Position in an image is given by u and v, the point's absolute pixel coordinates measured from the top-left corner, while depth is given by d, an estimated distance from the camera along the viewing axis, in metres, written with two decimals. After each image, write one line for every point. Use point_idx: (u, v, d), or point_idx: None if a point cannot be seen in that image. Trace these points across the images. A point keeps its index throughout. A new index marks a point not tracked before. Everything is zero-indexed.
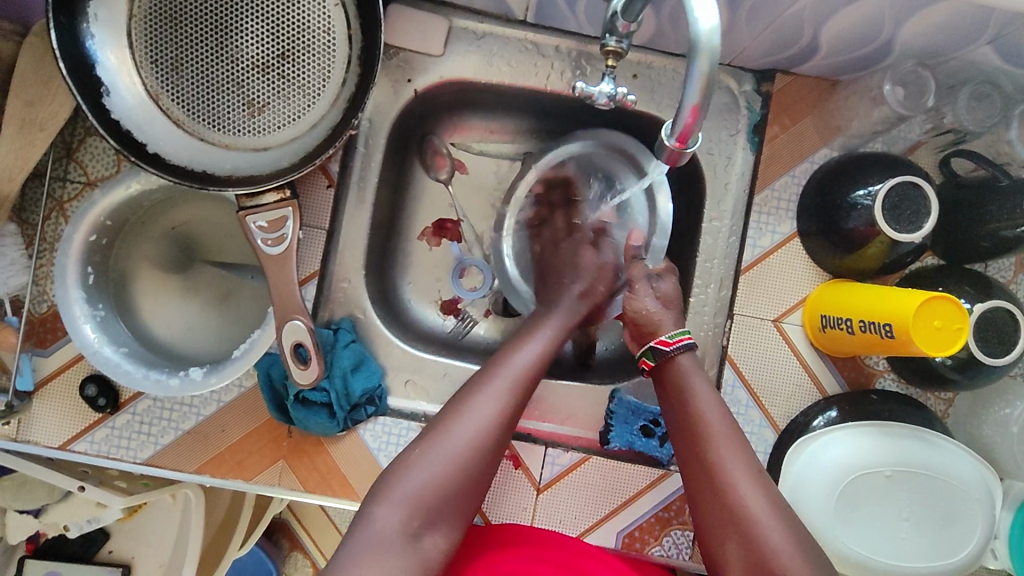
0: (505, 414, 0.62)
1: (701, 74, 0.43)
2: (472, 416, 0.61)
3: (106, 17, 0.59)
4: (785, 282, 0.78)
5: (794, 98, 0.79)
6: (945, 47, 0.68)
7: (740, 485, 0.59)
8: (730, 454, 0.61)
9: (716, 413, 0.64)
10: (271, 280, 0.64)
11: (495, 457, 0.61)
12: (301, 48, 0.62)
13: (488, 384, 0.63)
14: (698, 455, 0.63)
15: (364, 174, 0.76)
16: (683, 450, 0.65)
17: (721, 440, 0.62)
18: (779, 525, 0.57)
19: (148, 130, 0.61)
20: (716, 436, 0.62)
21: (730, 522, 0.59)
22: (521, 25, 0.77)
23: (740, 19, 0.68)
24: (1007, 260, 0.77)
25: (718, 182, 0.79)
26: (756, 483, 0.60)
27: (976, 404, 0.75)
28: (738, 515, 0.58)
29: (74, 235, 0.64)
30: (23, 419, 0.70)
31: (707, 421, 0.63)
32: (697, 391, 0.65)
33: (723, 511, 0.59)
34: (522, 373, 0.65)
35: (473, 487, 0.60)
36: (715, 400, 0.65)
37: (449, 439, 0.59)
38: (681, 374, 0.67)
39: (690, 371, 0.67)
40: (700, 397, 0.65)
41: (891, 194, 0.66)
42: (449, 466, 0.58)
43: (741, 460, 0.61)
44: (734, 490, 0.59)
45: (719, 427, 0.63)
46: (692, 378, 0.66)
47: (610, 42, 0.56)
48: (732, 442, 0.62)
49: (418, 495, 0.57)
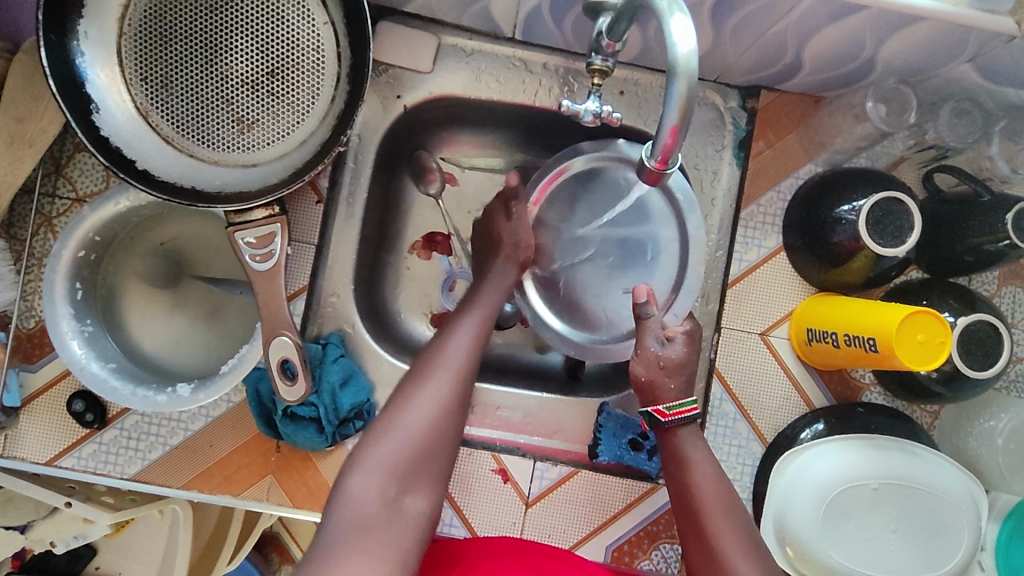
0: (461, 381, 0.64)
1: (680, 95, 0.44)
2: (433, 385, 0.62)
3: (96, 36, 0.59)
4: (771, 296, 0.79)
5: (779, 115, 0.80)
6: (926, 65, 0.69)
7: (735, 562, 0.60)
8: (727, 533, 0.62)
9: (713, 488, 0.65)
10: (260, 295, 0.65)
11: (461, 422, 0.63)
12: (290, 66, 0.63)
13: (436, 361, 0.65)
14: (697, 533, 0.63)
15: (353, 189, 0.77)
16: (684, 529, 0.65)
17: (716, 515, 0.63)
18: None
19: (138, 147, 0.62)
20: (712, 514, 0.63)
21: None
22: (509, 43, 0.78)
23: (725, 37, 0.69)
24: (990, 274, 0.78)
25: (705, 197, 0.81)
26: (752, 558, 0.60)
27: (962, 416, 0.76)
28: None
29: (62, 251, 0.64)
30: (11, 435, 0.70)
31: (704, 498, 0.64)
32: (694, 465, 0.66)
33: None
34: (472, 342, 0.67)
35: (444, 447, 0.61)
36: (714, 478, 0.65)
37: (416, 402, 0.61)
38: (682, 447, 0.68)
39: (689, 442, 0.68)
40: (698, 472, 0.66)
41: (874, 210, 0.67)
42: (421, 426, 0.60)
43: (738, 538, 0.61)
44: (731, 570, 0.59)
45: (717, 503, 0.64)
46: (690, 450, 0.67)
47: (595, 60, 0.57)
48: (728, 521, 0.62)
49: (399, 464, 0.57)
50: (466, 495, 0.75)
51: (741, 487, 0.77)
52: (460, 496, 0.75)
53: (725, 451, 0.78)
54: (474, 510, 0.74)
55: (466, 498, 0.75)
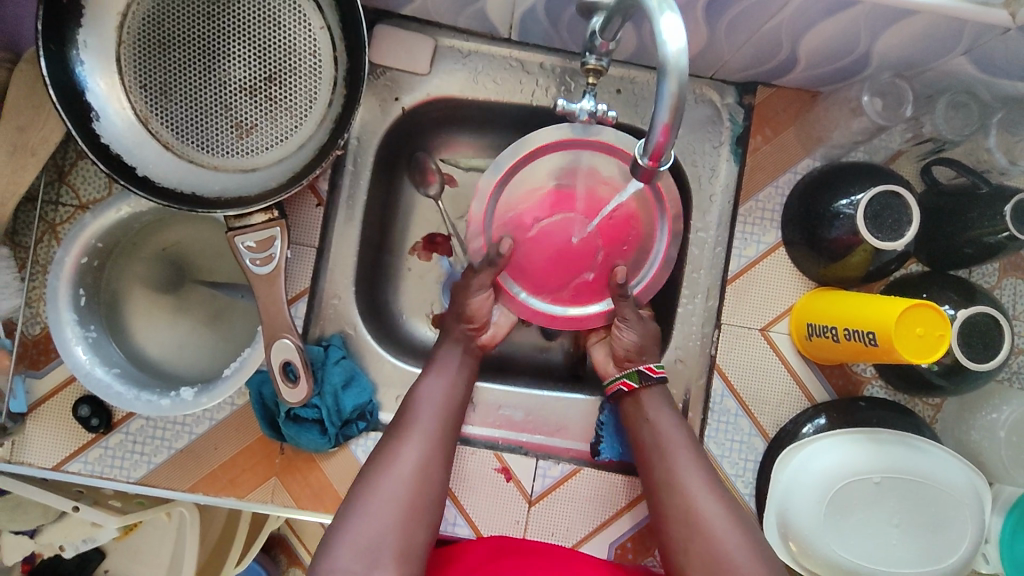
0: (431, 447, 0.66)
1: (671, 94, 0.44)
2: (407, 453, 0.65)
3: (95, 44, 0.60)
4: (771, 291, 0.79)
5: (776, 110, 0.80)
6: (922, 59, 0.69)
7: (701, 504, 0.64)
8: (702, 489, 0.65)
9: (678, 441, 0.68)
10: (260, 299, 0.66)
11: (434, 497, 0.64)
12: (287, 71, 0.64)
13: (409, 427, 0.67)
14: (669, 490, 0.66)
15: (352, 192, 0.77)
16: (653, 489, 0.68)
17: (683, 464, 0.67)
18: (738, 534, 0.62)
19: (138, 154, 0.63)
20: (685, 472, 0.66)
21: (695, 541, 0.63)
22: (505, 44, 0.78)
23: (719, 33, 0.69)
24: (990, 266, 0.78)
25: (703, 194, 0.80)
26: (717, 501, 0.65)
27: (964, 409, 0.76)
28: (697, 529, 0.63)
29: (65, 258, 0.65)
30: (17, 440, 0.71)
31: (675, 455, 0.67)
32: (660, 419, 0.70)
33: (697, 547, 0.63)
34: (442, 405, 0.69)
35: (417, 526, 0.62)
36: (682, 434, 0.69)
37: (391, 475, 0.63)
38: (651, 400, 0.71)
39: (653, 405, 0.71)
40: (668, 431, 0.69)
41: (872, 203, 0.67)
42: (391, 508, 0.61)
43: (712, 493, 0.65)
44: (707, 524, 0.63)
45: (682, 451, 0.68)
46: (656, 413, 0.70)
47: (590, 60, 0.58)
48: (702, 476, 0.66)
49: (366, 546, 0.58)
50: (470, 495, 0.75)
51: (743, 483, 0.78)
52: (463, 496, 0.75)
53: (727, 447, 0.78)
54: (477, 510, 0.75)
55: (468, 498, 0.75)
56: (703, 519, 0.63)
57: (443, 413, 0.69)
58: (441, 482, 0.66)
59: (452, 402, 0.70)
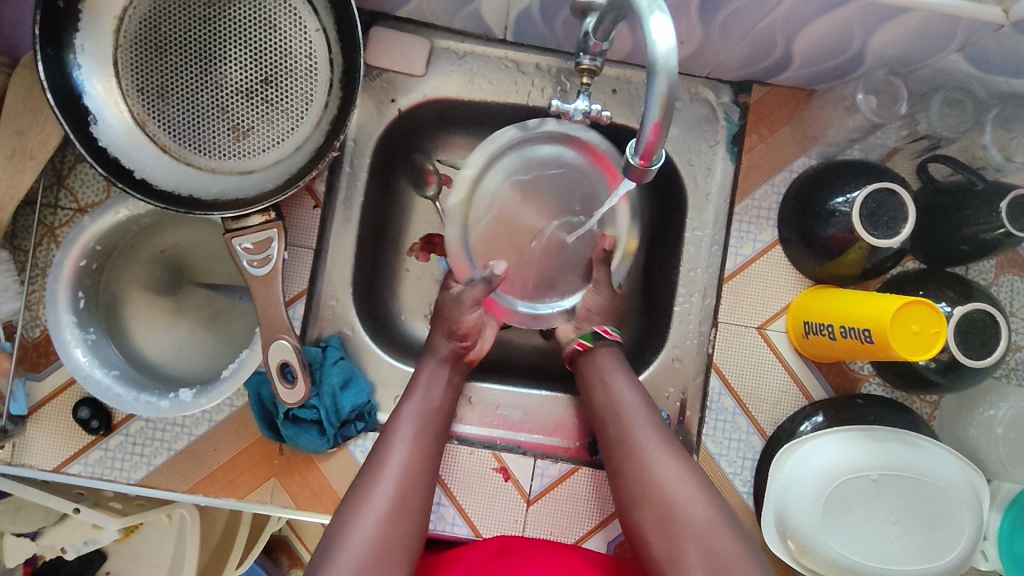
0: (416, 455, 0.66)
1: (660, 93, 0.44)
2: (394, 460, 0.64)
3: (93, 49, 0.61)
4: (768, 290, 0.79)
5: (771, 109, 0.80)
6: (916, 56, 0.69)
7: (652, 457, 0.65)
8: (657, 449, 0.65)
9: (634, 403, 0.69)
10: (258, 300, 0.66)
11: (421, 500, 0.64)
12: (283, 73, 0.64)
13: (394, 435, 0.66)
14: (625, 453, 0.67)
15: (350, 193, 0.78)
16: (613, 455, 0.68)
17: (637, 421, 0.68)
18: (688, 485, 0.63)
19: (136, 157, 0.63)
20: (641, 435, 0.67)
21: (646, 493, 0.64)
22: (501, 44, 0.79)
23: (714, 32, 0.69)
24: (987, 263, 0.78)
25: (699, 193, 0.80)
26: (670, 455, 0.65)
27: (962, 406, 0.76)
28: (648, 481, 0.64)
29: (64, 261, 0.66)
30: (18, 442, 0.71)
31: (631, 419, 0.68)
32: (613, 379, 0.71)
33: (652, 506, 0.63)
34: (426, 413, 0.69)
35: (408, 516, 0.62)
36: (636, 395, 0.70)
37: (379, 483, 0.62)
38: (603, 362, 0.73)
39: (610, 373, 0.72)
40: (621, 393, 0.70)
41: (867, 201, 0.67)
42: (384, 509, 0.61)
43: (667, 453, 0.65)
44: (659, 481, 0.63)
45: (634, 409, 0.69)
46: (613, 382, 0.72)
47: (584, 60, 0.58)
48: (654, 434, 0.67)
49: (365, 555, 0.58)
50: (468, 494, 0.75)
51: (742, 481, 0.78)
52: (462, 496, 0.75)
53: (725, 445, 0.78)
54: (476, 509, 0.75)
55: (467, 497, 0.75)
56: (653, 470, 0.64)
57: (429, 421, 0.69)
58: (429, 472, 0.66)
59: (435, 411, 0.70)
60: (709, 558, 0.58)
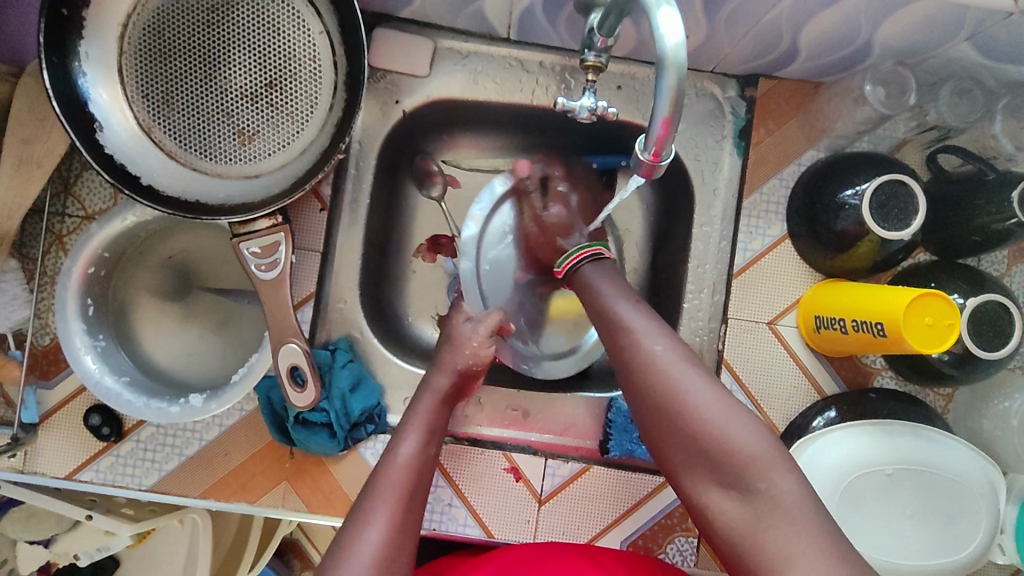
0: (429, 449, 0.64)
1: (669, 88, 0.44)
2: (405, 448, 0.62)
3: (98, 56, 0.61)
4: (778, 284, 0.79)
5: (778, 102, 0.80)
6: (925, 46, 0.68)
7: (645, 338, 0.60)
8: (670, 355, 0.59)
9: (620, 296, 0.65)
10: (266, 304, 0.66)
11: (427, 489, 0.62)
12: (287, 76, 0.64)
13: (406, 429, 0.64)
14: (629, 361, 0.60)
15: (356, 196, 0.78)
16: (614, 360, 0.63)
17: (625, 308, 0.64)
18: (687, 364, 0.58)
19: (142, 163, 0.63)
20: (650, 342, 0.60)
21: (645, 376, 0.59)
22: (504, 43, 0.78)
23: (720, 25, 0.68)
24: (1000, 254, 0.77)
25: (706, 187, 0.80)
26: (664, 335, 0.61)
27: (976, 398, 0.75)
28: (644, 364, 0.59)
29: (72, 268, 0.66)
30: (30, 451, 0.71)
31: (636, 327, 0.61)
32: (597, 281, 0.68)
33: (668, 417, 0.57)
34: (435, 410, 0.67)
35: (411, 528, 0.57)
36: (621, 289, 0.67)
37: (394, 470, 0.60)
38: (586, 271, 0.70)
39: (604, 287, 0.67)
40: (606, 291, 0.67)
41: (877, 193, 0.66)
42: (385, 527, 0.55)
43: (680, 358, 0.59)
44: (672, 386, 0.57)
45: (620, 299, 0.65)
46: (611, 293, 0.66)
47: (588, 57, 0.57)
48: (642, 315, 0.63)
49: (384, 543, 0.54)
50: (480, 496, 0.75)
51: None
52: (474, 497, 0.75)
53: None
54: (488, 510, 0.75)
55: (478, 499, 0.75)
56: (646, 351, 0.60)
57: (433, 438, 0.65)
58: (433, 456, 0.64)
59: (444, 410, 0.68)
60: (734, 469, 0.53)
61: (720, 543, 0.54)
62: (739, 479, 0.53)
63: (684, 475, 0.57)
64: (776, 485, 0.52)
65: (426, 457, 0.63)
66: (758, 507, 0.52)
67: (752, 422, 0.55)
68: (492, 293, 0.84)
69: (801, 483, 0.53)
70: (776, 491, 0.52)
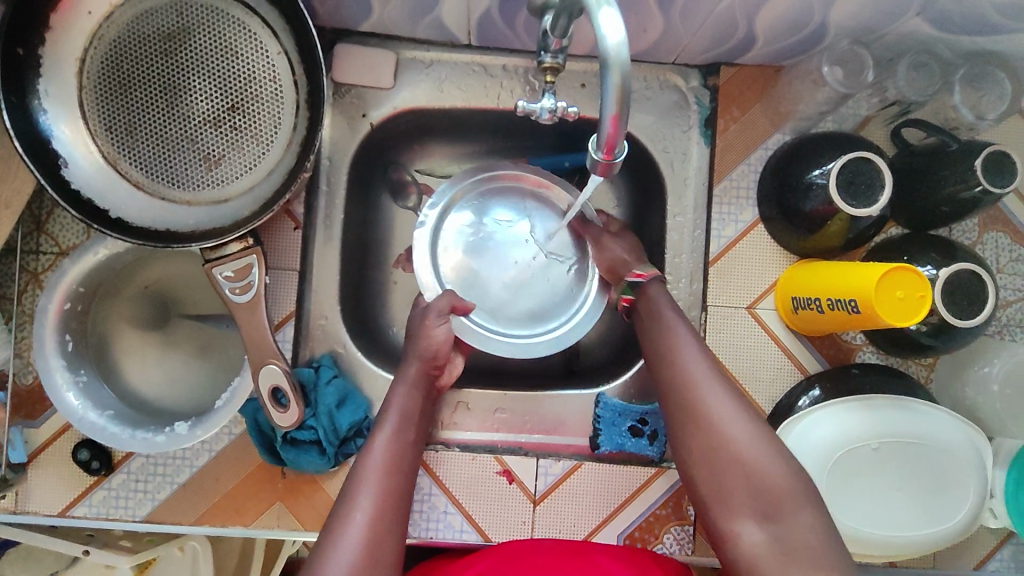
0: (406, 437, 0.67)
1: (615, 86, 0.44)
2: (381, 439, 0.65)
3: (57, 93, 0.61)
4: (754, 269, 0.79)
5: (741, 88, 0.80)
6: (878, 24, 0.69)
7: (698, 378, 0.66)
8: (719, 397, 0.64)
9: (685, 334, 0.69)
10: (243, 327, 0.66)
11: (410, 474, 0.65)
12: (249, 99, 0.64)
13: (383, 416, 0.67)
14: (681, 398, 0.66)
15: (330, 212, 0.78)
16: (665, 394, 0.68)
17: (684, 348, 0.68)
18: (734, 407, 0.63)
19: (109, 196, 0.63)
20: (702, 385, 0.65)
21: (692, 415, 0.64)
22: (466, 50, 0.79)
23: (675, 18, 0.69)
24: (970, 222, 0.78)
25: (677, 178, 0.81)
26: (716, 378, 0.66)
27: (956, 365, 0.76)
28: (695, 403, 0.64)
29: (48, 305, 0.66)
30: (21, 490, 0.71)
31: (691, 368, 0.67)
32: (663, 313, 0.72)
33: (710, 451, 0.62)
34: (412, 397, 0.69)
35: (398, 515, 0.61)
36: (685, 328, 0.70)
37: (373, 456, 0.63)
38: (653, 299, 0.73)
39: (669, 322, 0.70)
40: (669, 328, 0.70)
41: (843, 171, 0.67)
42: (365, 524, 0.58)
43: (732, 399, 0.64)
44: (716, 425, 0.63)
45: (683, 339, 0.69)
46: (675, 330, 0.70)
47: (546, 58, 0.58)
48: (700, 357, 0.67)
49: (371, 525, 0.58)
50: (473, 500, 0.75)
51: None
52: (468, 501, 0.75)
53: None
54: (483, 513, 0.75)
55: (473, 503, 0.75)
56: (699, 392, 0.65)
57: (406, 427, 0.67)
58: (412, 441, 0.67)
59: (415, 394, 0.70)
60: (768, 499, 0.58)
61: (740, 570, 0.57)
62: (768, 511, 0.57)
63: (714, 504, 0.61)
64: (800, 517, 0.56)
65: (403, 448, 0.66)
66: (784, 539, 0.56)
67: (791, 463, 0.60)
68: (452, 283, 0.80)
69: (819, 518, 0.57)
70: (801, 525, 0.56)
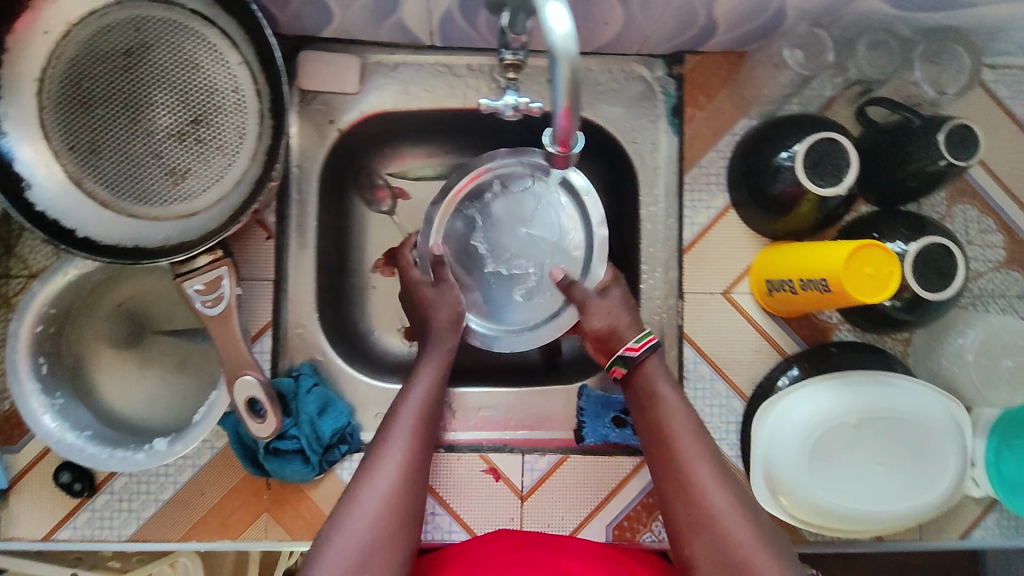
0: (429, 412, 0.68)
1: (564, 79, 0.45)
2: (405, 415, 0.66)
3: (17, 114, 0.60)
4: (728, 254, 0.80)
5: (706, 76, 0.81)
6: (835, 5, 0.69)
7: (702, 474, 0.61)
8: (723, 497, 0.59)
9: (683, 419, 0.65)
10: (218, 339, 0.66)
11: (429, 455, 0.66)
12: (212, 111, 0.64)
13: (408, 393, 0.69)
14: (686, 495, 0.60)
15: (302, 220, 0.78)
16: (665, 488, 0.62)
17: (685, 437, 0.64)
18: (740, 510, 0.58)
19: (75, 215, 0.63)
20: (707, 483, 0.60)
21: (698, 515, 0.59)
22: (431, 51, 0.79)
23: (635, 9, 0.69)
24: (938, 196, 0.79)
25: (648, 168, 0.81)
26: (717, 473, 0.61)
27: (932, 339, 0.77)
28: (700, 502, 0.59)
29: (19, 329, 0.66)
30: (3, 517, 0.71)
31: (692, 461, 0.62)
32: (662, 394, 0.67)
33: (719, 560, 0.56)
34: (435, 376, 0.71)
35: (415, 488, 0.62)
36: (685, 416, 0.65)
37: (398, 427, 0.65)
38: (649, 379, 0.69)
39: (669, 409, 0.66)
40: (670, 414, 0.65)
41: (810, 152, 0.68)
42: (386, 492, 0.60)
43: (737, 509, 0.58)
44: (724, 530, 0.57)
45: (684, 427, 0.64)
46: (674, 419, 0.65)
47: (507, 56, 0.58)
48: (700, 449, 0.63)
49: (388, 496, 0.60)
50: (460, 499, 0.75)
51: (729, 446, 0.78)
52: (455, 500, 0.75)
53: (707, 413, 0.78)
54: (471, 512, 0.75)
55: (461, 502, 0.75)
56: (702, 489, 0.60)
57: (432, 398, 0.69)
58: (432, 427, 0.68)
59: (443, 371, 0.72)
60: None
61: None
62: None
63: None
64: None
65: (427, 421, 0.67)
66: None
67: None
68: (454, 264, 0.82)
69: None
70: None
